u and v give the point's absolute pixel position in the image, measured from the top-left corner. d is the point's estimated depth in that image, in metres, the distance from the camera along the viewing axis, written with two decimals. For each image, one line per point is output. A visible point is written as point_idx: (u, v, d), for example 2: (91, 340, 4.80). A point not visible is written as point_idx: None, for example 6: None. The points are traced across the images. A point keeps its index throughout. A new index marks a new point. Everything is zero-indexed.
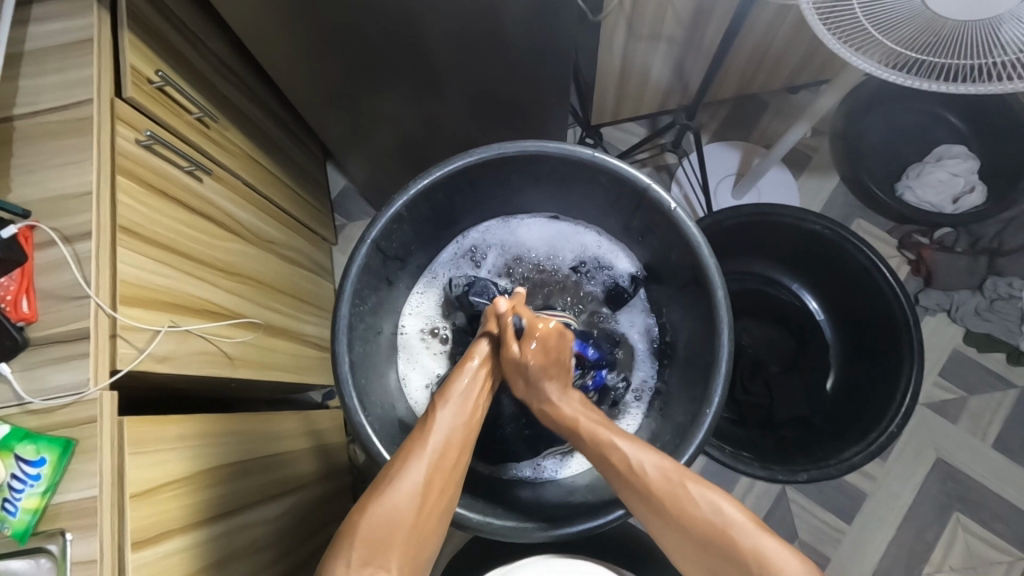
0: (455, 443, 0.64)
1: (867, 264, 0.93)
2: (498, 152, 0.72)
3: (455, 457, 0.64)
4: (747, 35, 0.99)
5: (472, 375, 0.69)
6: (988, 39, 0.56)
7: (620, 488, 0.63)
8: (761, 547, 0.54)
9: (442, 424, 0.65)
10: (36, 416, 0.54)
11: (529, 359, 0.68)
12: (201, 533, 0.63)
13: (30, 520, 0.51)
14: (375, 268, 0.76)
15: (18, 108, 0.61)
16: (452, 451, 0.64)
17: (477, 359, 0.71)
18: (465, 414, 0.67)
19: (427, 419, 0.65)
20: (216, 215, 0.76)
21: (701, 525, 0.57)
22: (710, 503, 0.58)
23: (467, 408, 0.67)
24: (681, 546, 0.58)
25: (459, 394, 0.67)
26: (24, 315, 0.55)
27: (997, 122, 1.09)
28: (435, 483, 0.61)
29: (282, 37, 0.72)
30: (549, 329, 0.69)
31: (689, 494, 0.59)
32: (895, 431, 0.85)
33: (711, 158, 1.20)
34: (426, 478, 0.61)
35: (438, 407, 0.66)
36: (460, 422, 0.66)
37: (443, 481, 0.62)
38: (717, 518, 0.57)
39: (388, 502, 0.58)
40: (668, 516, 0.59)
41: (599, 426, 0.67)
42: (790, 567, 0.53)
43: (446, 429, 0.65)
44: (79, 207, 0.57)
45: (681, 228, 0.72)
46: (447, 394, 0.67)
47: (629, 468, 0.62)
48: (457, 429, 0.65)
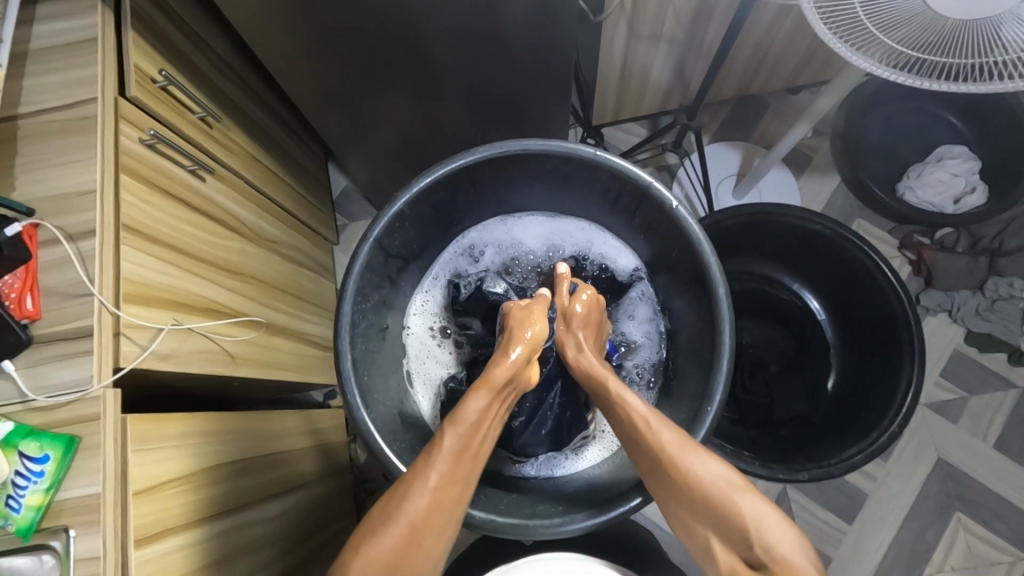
0: (457, 479, 0.62)
1: (867, 264, 0.93)
2: (500, 150, 0.72)
3: (456, 493, 0.61)
4: (746, 36, 1.00)
5: (482, 409, 0.64)
6: (988, 39, 0.57)
7: (636, 450, 0.64)
8: (748, 509, 0.57)
9: (443, 460, 0.62)
10: (39, 413, 0.54)
11: (579, 309, 0.74)
12: (202, 531, 0.63)
13: (33, 516, 0.51)
14: (377, 266, 0.76)
15: (22, 107, 0.61)
16: (450, 490, 0.61)
17: (489, 389, 0.65)
18: (469, 449, 0.63)
19: (428, 454, 0.62)
20: (219, 214, 0.76)
21: (707, 486, 0.59)
22: (706, 466, 0.60)
23: (471, 440, 0.63)
24: (675, 504, 0.61)
25: (467, 427, 0.63)
26: (27, 313, 0.55)
27: (997, 123, 1.09)
28: (431, 526, 0.59)
29: (284, 36, 0.72)
30: (598, 295, 0.76)
31: (687, 456, 0.61)
32: (896, 430, 0.85)
33: (711, 158, 1.20)
34: (422, 518, 0.59)
35: (442, 439, 0.63)
36: (462, 457, 0.62)
37: (442, 520, 0.60)
38: (721, 482, 0.59)
39: (379, 544, 0.57)
40: (667, 476, 0.61)
41: (626, 390, 0.68)
42: (785, 532, 0.56)
43: (448, 462, 0.62)
44: (82, 205, 0.57)
45: (682, 226, 0.72)
46: (456, 422, 0.63)
47: (646, 427, 0.64)
48: (459, 462, 0.62)
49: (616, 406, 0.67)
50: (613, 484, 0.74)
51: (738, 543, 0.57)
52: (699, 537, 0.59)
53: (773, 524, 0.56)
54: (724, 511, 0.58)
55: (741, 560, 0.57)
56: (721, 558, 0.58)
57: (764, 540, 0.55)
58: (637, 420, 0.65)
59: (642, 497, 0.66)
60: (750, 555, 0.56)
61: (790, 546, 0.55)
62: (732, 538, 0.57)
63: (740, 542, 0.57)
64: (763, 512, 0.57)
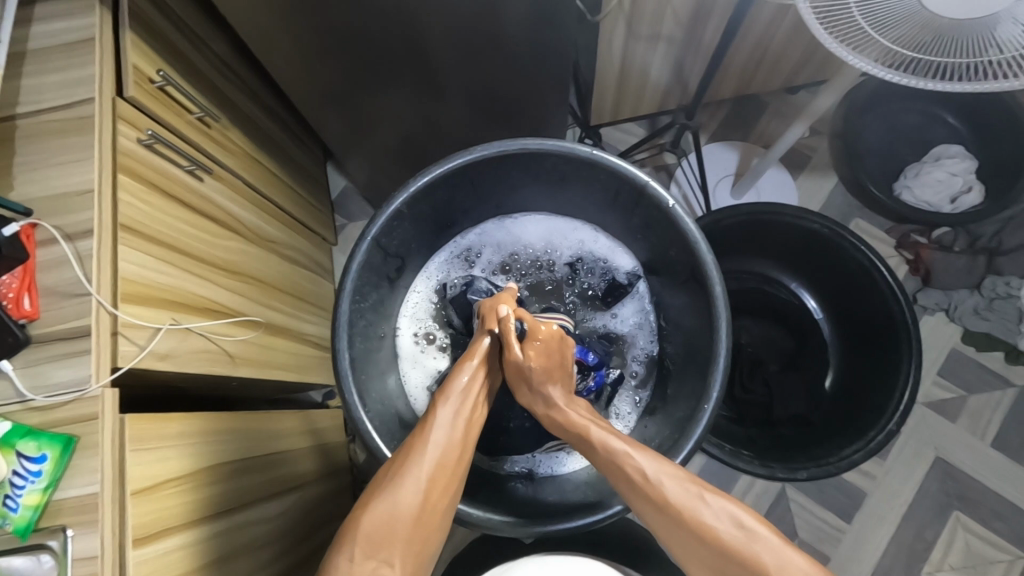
0: (459, 436, 0.64)
1: (865, 262, 0.93)
2: (498, 149, 0.72)
3: (460, 449, 0.64)
4: (744, 37, 1.00)
5: (471, 376, 0.68)
6: (983, 38, 0.57)
7: (636, 500, 0.62)
8: (776, 561, 0.54)
9: (442, 422, 0.64)
10: (37, 412, 0.54)
11: (533, 364, 0.68)
12: (201, 531, 0.63)
13: (32, 516, 0.51)
14: (376, 264, 0.76)
15: (20, 107, 0.61)
16: (452, 449, 0.63)
17: (476, 358, 0.70)
18: (466, 412, 0.66)
19: (427, 420, 0.65)
20: (216, 214, 0.76)
21: (721, 538, 0.56)
22: (720, 513, 0.58)
23: (466, 403, 0.66)
24: (695, 558, 0.58)
25: (460, 392, 0.67)
26: (26, 312, 0.55)
27: (995, 122, 1.09)
28: (437, 483, 0.61)
29: (283, 36, 0.72)
30: (546, 331, 0.69)
31: (695, 504, 0.59)
32: (894, 429, 0.85)
33: (710, 158, 1.20)
34: (429, 475, 0.61)
35: (438, 404, 0.66)
36: (459, 419, 0.65)
37: (447, 477, 0.62)
38: (736, 530, 0.57)
39: (387, 501, 0.59)
40: (683, 531, 0.58)
41: (609, 435, 0.65)
42: None
43: (448, 423, 0.64)
44: (80, 205, 0.57)
45: (679, 224, 0.72)
46: (448, 391, 0.66)
47: (645, 480, 0.61)
48: (457, 425, 0.65)
49: (613, 462, 0.63)
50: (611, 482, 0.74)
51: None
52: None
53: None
54: (752, 568, 0.55)
55: None
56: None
57: None
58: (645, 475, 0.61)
59: (624, 505, 0.67)
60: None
61: None
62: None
63: None
64: (796, 565, 0.54)
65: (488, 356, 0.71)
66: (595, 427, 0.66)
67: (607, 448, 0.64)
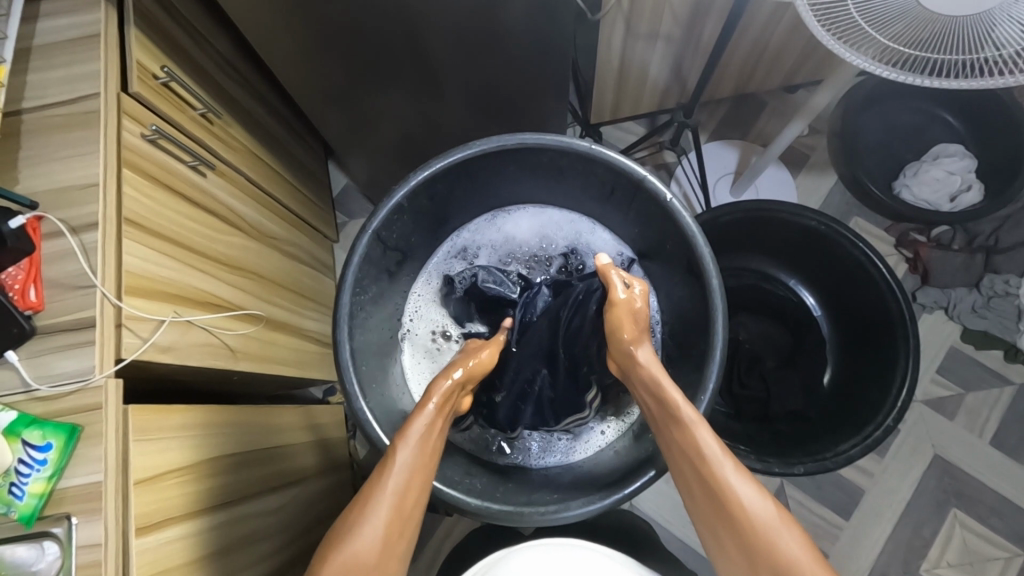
0: (416, 483, 0.63)
1: (861, 259, 0.94)
2: (496, 143, 0.72)
3: (415, 496, 0.63)
4: (742, 36, 1.01)
5: (429, 420, 0.67)
6: (979, 35, 0.57)
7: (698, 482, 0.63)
8: (800, 564, 0.56)
9: (399, 468, 0.63)
10: (42, 402, 0.55)
11: (637, 308, 0.73)
12: (202, 522, 0.64)
13: (37, 504, 0.52)
14: (375, 258, 0.77)
15: (25, 102, 0.62)
16: (406, 498, 0.62)
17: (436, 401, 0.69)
18: (422, 457, 0.65)
19: (382, 467, 0.64)
20: (218, 209, 0.77)
21: (775, 549, 0.57)
22: (759, 501, 0.60)
23: (424, 450, 0.65)
24: (732, 541, 0.60)
25: (417, 436, 0.66)
26: (31, 303, 0.56)
27: (992, 121, 1.10)
28: (389, 536, 0.60)
29: (283, 33, 0.73)
30: (642, 283, 0.74)
31: (736, 481, 0.61)
32: (891, 424, 0.86)
33: (709, 157, 1.21)
34: (384, 525, 0.60)
35: (397, 449, 0.64)
36: (417, 465, 0.64)
37: (401, 524, 0.61)
38: (795, 553, 0.57)
39: (347, 554, 0.58)
40: (723, 513, 0.60)
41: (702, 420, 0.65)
42: None
43: (405, 469, 0.63)
44: (84, 199, 0.58)
45: (676, 218, 0.73)
46: (406, 436, 0.65)
47: (714, 461, 0.62)
48: (412, 471, 0.64)
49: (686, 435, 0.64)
50: (609, 474, 0.75)
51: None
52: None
53: None
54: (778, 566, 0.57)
55: None
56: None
57: None
58: (704, 452, 0.63)
59: (657, 469, 0.69)
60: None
61: None
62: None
63: None
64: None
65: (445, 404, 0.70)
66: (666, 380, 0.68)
67: (677, 416, 0.65)
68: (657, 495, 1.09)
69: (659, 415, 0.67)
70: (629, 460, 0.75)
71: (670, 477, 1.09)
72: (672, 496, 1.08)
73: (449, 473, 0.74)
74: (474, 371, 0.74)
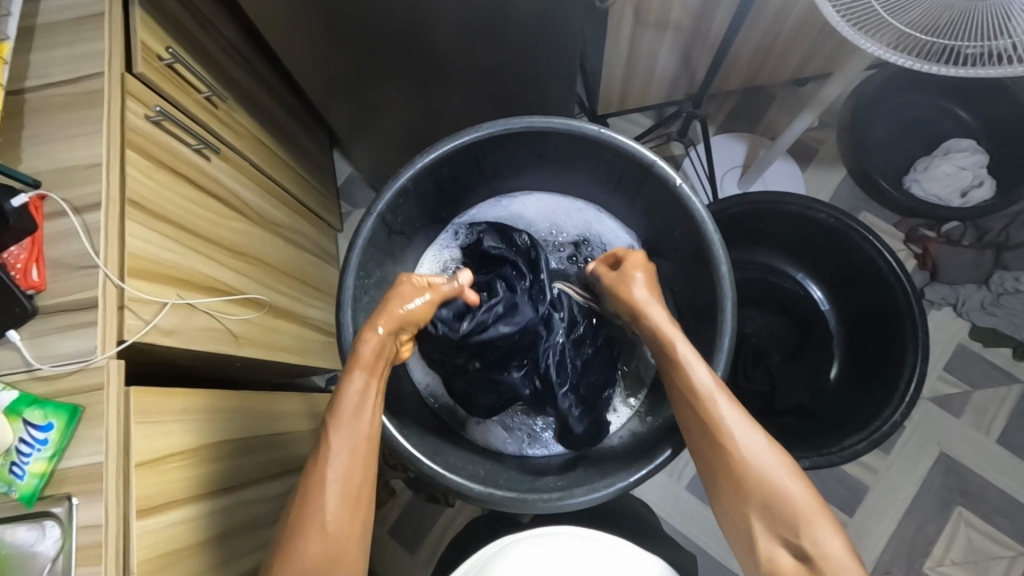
0: (356, 469, 0.61)
1: (872, 252, 0.92)
2: (504, 127, 0.72)
3: (359, 482, 0.61)
4: (752, 26, 0.99)
5: (356, 393, 0.63)
6: (999, 20, 0.56)
7: (692, 417, 0.64)
8: (791, 493, 0.59)
9: (337, 457, 0.61)
10: (44, 381, 0.55)
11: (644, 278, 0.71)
12: (204, 506, 0.64)
13: (37, 484, 0.52)
14: (380, 241, 0.76)
15: (29, 81, 0.61)
16: (349, 479, 0.61)
17: (362, 370, 0.64)
18: (358, 438, 0.62)
19: (318, 460, 0.61)
20: (223, 194, 0.77)
21: (764, 473, 0.60)
22: (756, 444, 0.61)
23: (357, 423, 0.62)
24: (724, 470, 0.62)
25: (348, 409, 0.62)
26: (33, 283, 0.56)
27: (1005, 116, 1.08)
28: (343, 526, 0.59)
29: (285, 17, 0.72)
30: (631, 251, 0.73)
31: (727, 414, 0.62)
32: (898, 420, 0.85)
33: (717, 149, 1.20)
34: (334, 519, 0.59)
35: (332, 434, 0.62)
36: (355, 449, 0.62)
37: (354, 510, 0.60)
38: (781, 471, 0.60)
39: (303, 554, 0.58)
40: (717, 451, 0.62)
41: (697, 359, 0.65)
42: (837, 540, 0.58)
43: (342, 456, 0.61)
44: (87, 178, 0.58)
45: (686, 204, 0.72)
46: (337, 416, 0.62)
47: (709, 402, 0.63)
48: (349, 454, 0.61)
49: (684, 375, 0.65)
50: (613, 462, 0.75)
51: (784, 532, 0.59)
52: (740, 513, 0.61)
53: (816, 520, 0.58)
54: (770, 497, 0.59)
55: (781, 545, 0.59)
56: (759, 542, 0.60)
57: (809, 531, 0.58)
58: (698, 390, 0.64)
59: (673, 449, 0.69)
60: (796, 546, 0.58)
61: (834, 546, 0.57)
62: (777, 523, 0.59)
63: (784, 530, 0.59)
64: (807, 499, 0.59)
65: (372, 360, 0.65)
66: (654, 307, 0.69)
67: (670, 349, 0.66)
68: (659, 488, 1.08)
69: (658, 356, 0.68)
70: (637, 447, 0.76)
71: (673, 470, 1.09)
72: (675, 489, 1.08)
73: (453, 460, 0.74)
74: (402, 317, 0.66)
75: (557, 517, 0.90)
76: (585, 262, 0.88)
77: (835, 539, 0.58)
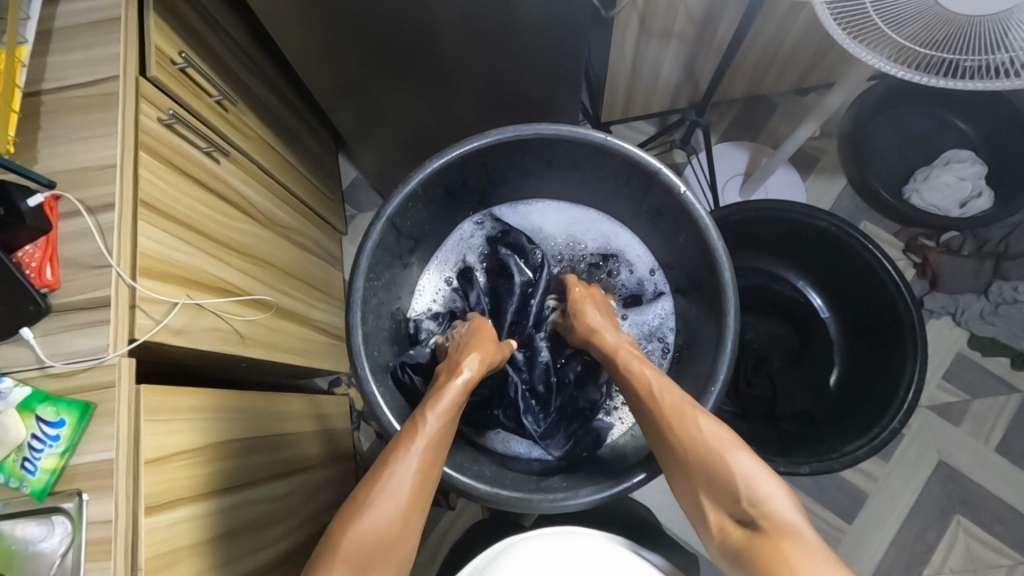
0: (437, 459, 0.64)
1: (873, 262, 0.93)
2: (512, 134, 0.73)
3: (435, 473, 0.64)
4: (754, 37, 1.01)
5: (457, 394, 0.68)
6: (996, 34, 0.57)
7: (638, 411, 0.68)
8: (732, 460, 0.59)
9: (427, 441, 0.64)
10: (56, 379, 0.56)
11: (591, 309, 0.80)
12: (211, 504, 0.65)
13: (48, 479, 0.53)
14: (389, 244, 0.78)
15: (46, 83, 0.63)
16: (428, 467, 0.63)
17: (466, 378, 0.70)
18: (446, 433, 0.66)
19: (408, 438, 0.64)
20: (232, 196, 0.78)
21: (702, 441, 0.61)
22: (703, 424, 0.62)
23: (451, 421, 0.67)
24: (668, 451, 0.63)
25: (449, 404, 0.67)
26: (47, 282, 0.57)
27: (1003, 127, 1.09)
28: (412, 513, 0.61)
29: (298, 23, 0.73)
30: (571, 286, 0.83)
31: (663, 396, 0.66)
32: (897, 426, 0.86)
33: (719, 157, 1.21)
34: (409, 499, 0.61)
35: (427, 419, 0.66)
36: (443, 440, 0.66)
37: (423, 496, 0.62)
38: (717, 436, 0.61)
39: (370, 522, 0.59)
40: (665, 437, 0.64)
41: (635, 360, 0.72)
42: (783, 498, 0.56)
43: (431, 443, 0.64)
44: (102, 179, 0.59)
45: (689, 211, 0.73)
46: (438, 408, 0.67)
47: (648, 391, 0.67)
48: (436, 443, 0.65)
49: (626, 375, 0.70)
50: (614, 466, 0.75)
51: (727, 500, 0.58)
52: (690, 489, 0.61)
53: (763, 481, 0.57)
54: (712, 470, 0.59)
55: (731, 518, 0.58)
56: (710, 515, 0.59)
57: (750, 495, 0.56)
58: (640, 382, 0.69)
59: (646, 473, 0.69)
60: (740, 513, 0.57)
61: (781, 504, 0.55)
62: (721, 495, 0.58)
63: (728, 499, 0.58)
64: (749, 466, 0.58)
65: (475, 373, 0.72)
66: (608, 330, 0.77)
67: (619, 361, 0.73)
68: (660, 493, 1.09)
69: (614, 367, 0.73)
70: (640, 450, 0.77)
71: None
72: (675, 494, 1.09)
73: (459, 460, 0.75)
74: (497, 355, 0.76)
75: (559, 519, 0.91)
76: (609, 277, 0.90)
77: (781, 499, 0.56)
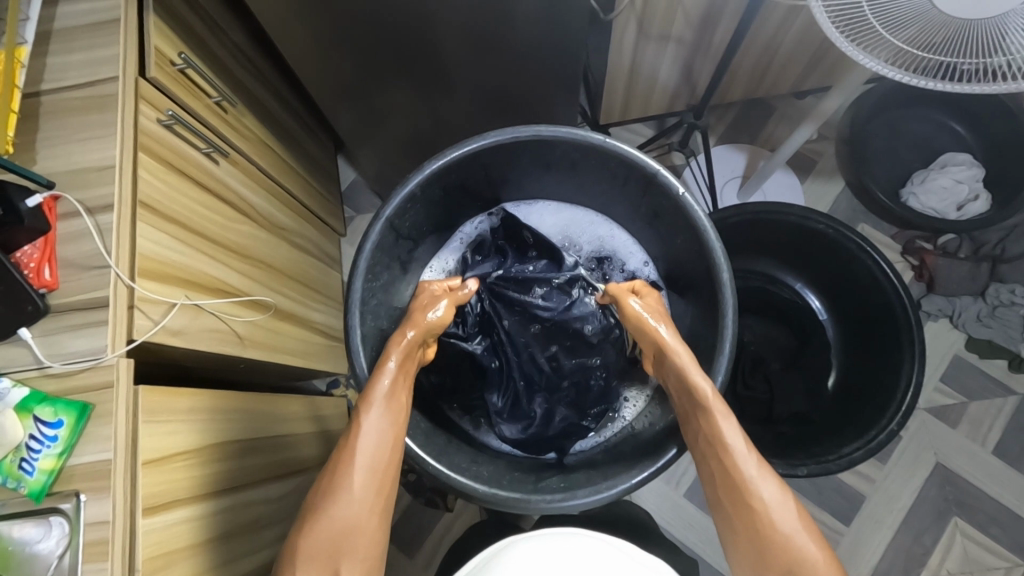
0: (383, 449, 0.65)
1: (870, 265, 0.94)
2: (511, 135, 0.73)
3: (384, 462, 0.65)
4: (753, 40, 1.01)
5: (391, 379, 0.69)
6: (993, 38, 0.57)
7: (713, 469, 0.65)
8: (813, 563, 0.58)
9: (366, 433, 0.65)
10: (54, 379, 0.56)
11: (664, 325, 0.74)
12: (208, 505, 0.64)
13: (46, 480, 0.53)
14: (388, 245, 0.78)
15: (45, 84, 0.63)
16: (377, 457, 0.65)
17: (396, 358, 0.71)
18: (389, 420, 0.67)
19: (351, 435, 0.65)
20: (231, 198, 0.78)
21: (786, 535, 0.59)
22: (786, 515, 0.60)
23: (388, 408, 0.68)
24: (745, 526, 0.61)
25: (381, 394, 0.68)
26: (45, 282, 0.57)
27: (1000, 130, 1.10)
28: (369, 502, 0.62)
29: (297, 26, 0.73)
30: (650, 293, 0.78)
31: (752, 471, 0.63)
32: (894, 428, 0.86)
33: (716, 160, 1.22)
34: (360, 492, 0.62)
35: (364, 413, 0.66)
36: (384, 428, 0.66)
37: (378, 486, 0.64)
38: (800, 536, 0.59)
39: (327, 521, 0.60)
40: (744, 513, 0.62)
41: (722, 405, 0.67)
42: None
43: (371, 436, 0.65)
44: (100, 180, 0.59)
45: (688, 212, 0.73)
46: (370, 398, 0.67)
47: (732, 456, 0.64)
48: (383, 433, 0.66)
49: (708, 426, 0.66)
50: (610, 466, 0.76)
51: None
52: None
53: None
54: (792, 559, 0.58)
55: None
56: None
57: None
58: (723, 440, 0.65)
59: (676, 450, 0.70)
60: None
61: None
62: None
63: None
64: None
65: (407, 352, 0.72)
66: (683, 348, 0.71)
67: (703, 399, 0.67)
68: (657, 494, 1.09)
69: (681, 398, 0.69)
70: (637, 450, 0.77)
71: (671, 478, 1.09)
72: (673, 496, 1.09)
73: (456, 460, 0.75)
74: (433, 324, 0.75)
75: (556, 521, 0.91)
76: (605, 278, 0.90)
77: None
